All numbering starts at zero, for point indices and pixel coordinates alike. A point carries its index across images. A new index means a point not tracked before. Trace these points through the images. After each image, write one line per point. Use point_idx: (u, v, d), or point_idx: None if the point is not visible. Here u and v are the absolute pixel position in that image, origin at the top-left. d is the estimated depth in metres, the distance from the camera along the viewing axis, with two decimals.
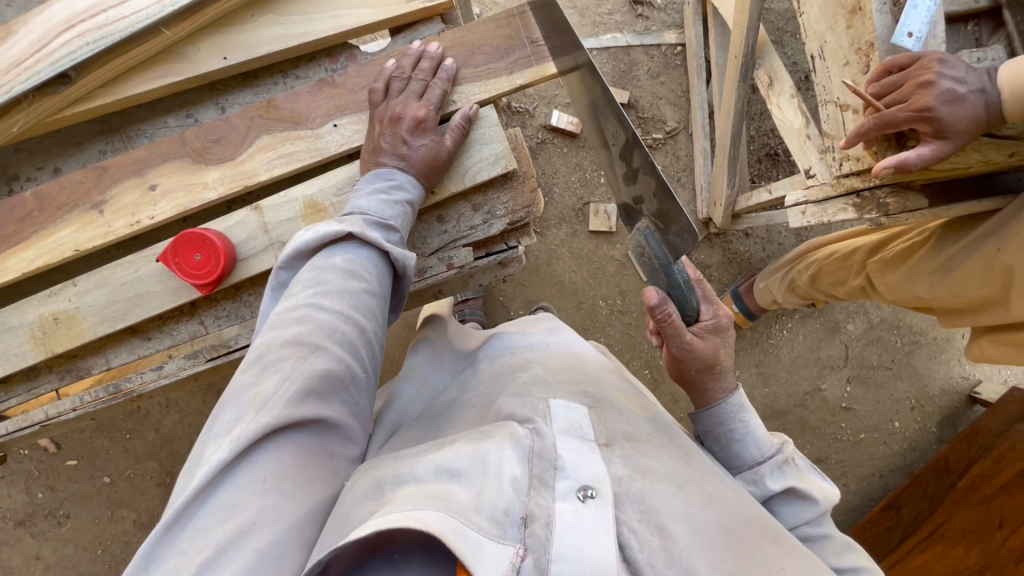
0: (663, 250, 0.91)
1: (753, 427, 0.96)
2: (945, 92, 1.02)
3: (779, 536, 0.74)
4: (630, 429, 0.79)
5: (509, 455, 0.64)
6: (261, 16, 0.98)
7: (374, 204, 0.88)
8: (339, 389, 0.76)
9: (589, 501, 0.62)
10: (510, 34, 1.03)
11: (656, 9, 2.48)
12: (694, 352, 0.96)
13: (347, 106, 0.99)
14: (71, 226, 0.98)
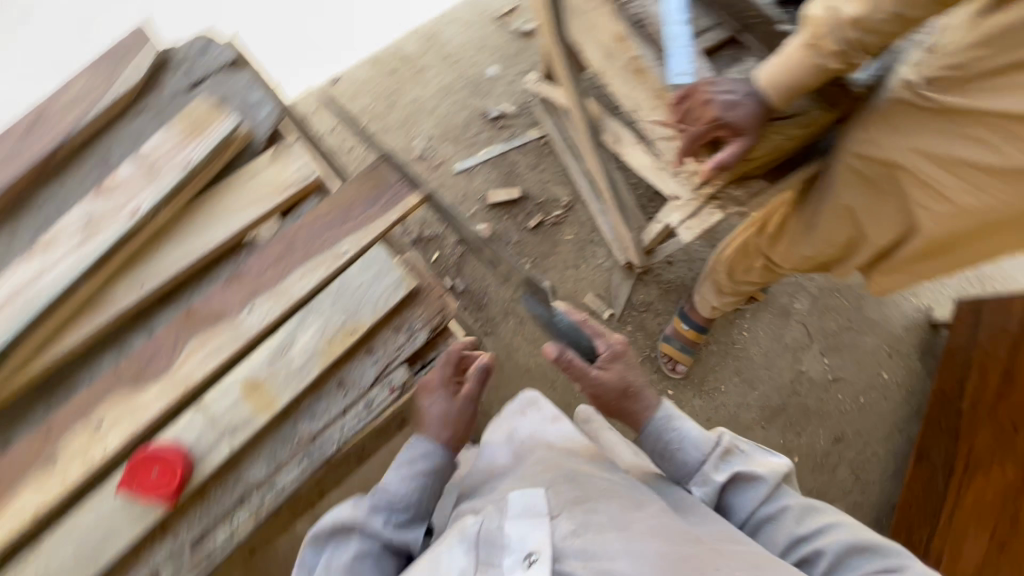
0: (542, 306, 1.01)
1: (687, 430, 0.96)
2: (723, 102, 1.27)
3: (753, 557, 0.71)
4: (584, 492, 0.85)
5: (456, 553, 0.78)
6: (163, 244, 1.10)
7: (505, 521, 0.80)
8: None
9: (530, 567, 0.72)
10: (374, 183, 1.17)
11: (514, 117, 2.88)
12: (602, 384, 1.00)
13: (256, 289, 1.11)
14: (29, 489, 1.02)
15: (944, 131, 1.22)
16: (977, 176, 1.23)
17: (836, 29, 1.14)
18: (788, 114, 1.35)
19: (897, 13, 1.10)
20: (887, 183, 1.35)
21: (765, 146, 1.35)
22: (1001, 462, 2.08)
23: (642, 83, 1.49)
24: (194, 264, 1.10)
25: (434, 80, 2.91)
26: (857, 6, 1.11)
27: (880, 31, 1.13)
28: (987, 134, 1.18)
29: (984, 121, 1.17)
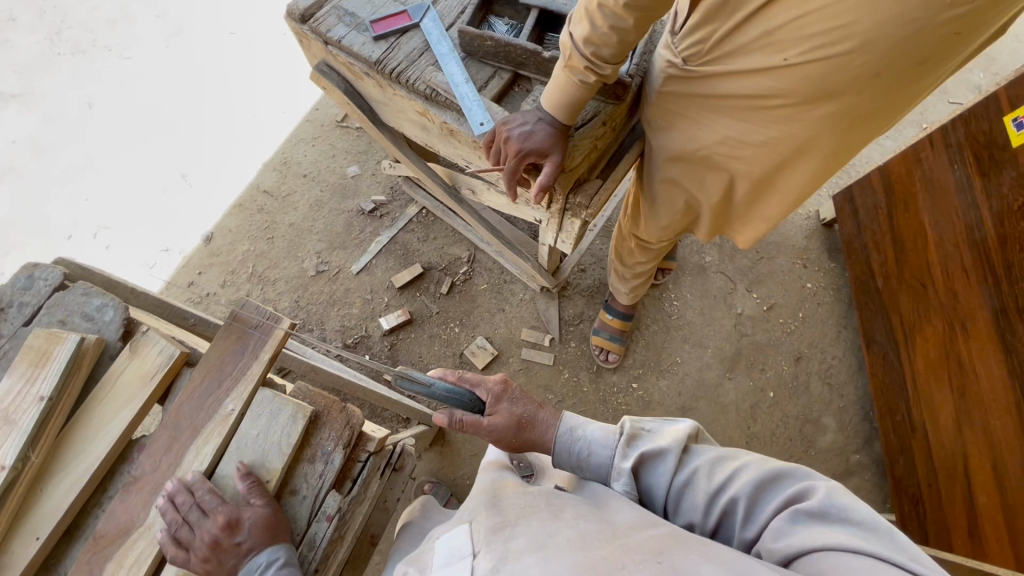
0: (417, 383, 1.10)
1: (591, 435, 1.05)
2: (521, 134, 1.39)
3: (664, 547, 0.72)
4: (502, 519, 0.86)
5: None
6: (48, 482, 1.08)
7: None
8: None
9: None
10: (238, 335, 1.19)
11: (389, 203, 2.99)
12: (498, 429, 1.10)
13: (157, 484, 1.10)
14: None
15: (704, 95, 1.29)
16: (746, 119, 1.28)
17: (576, 49, 1.30)
18: (585, 123, 1.51)
19: (615, 25, 1.26)
20: (687, 148, 1.42)
21: (576, 154, 1.48)
22: (929, 317, 2.17)
23: (460, 141, 1.62)
24: (88, 486, 1.09)
25: (303, 199, 3.00)
26: (584, 27, 1.29)
27: (610, 41, 1.29)
28: (735, 90, 1.23)
29: (730, 80, 1.22)
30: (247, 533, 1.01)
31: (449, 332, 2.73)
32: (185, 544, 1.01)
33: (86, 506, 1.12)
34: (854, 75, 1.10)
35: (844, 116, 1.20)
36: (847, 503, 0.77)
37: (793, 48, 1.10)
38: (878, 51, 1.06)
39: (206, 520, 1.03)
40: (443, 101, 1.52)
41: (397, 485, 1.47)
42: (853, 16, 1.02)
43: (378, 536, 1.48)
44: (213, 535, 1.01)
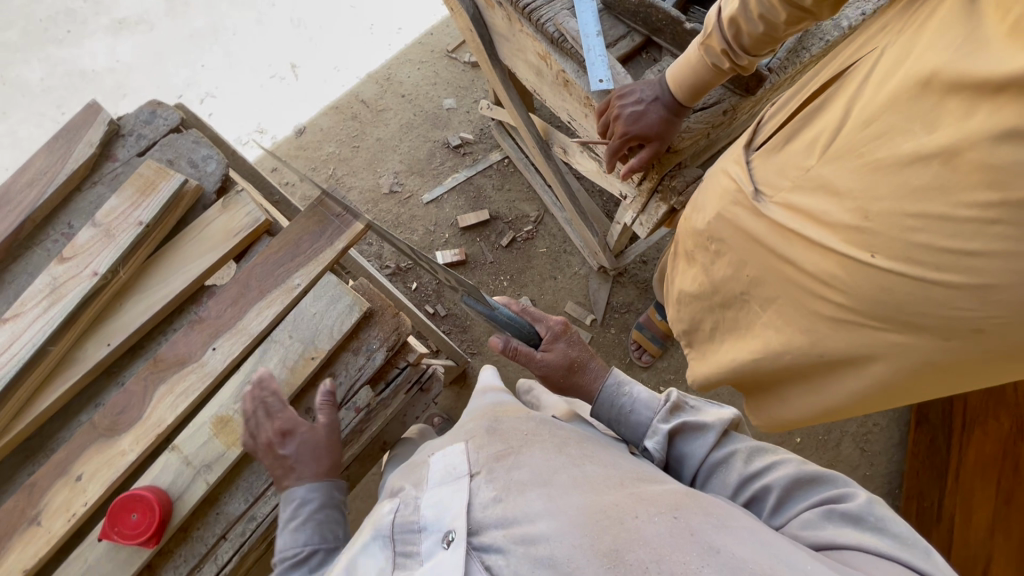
0: (483, 304, 1.12)
1: (637, 393, 1.06)
2: (631, 114, 1.37)
3: (680, 509, 0.66)
4: (503, 446, 0.80)
5: (374, 548, 0.73)
6: (127, 300, 1.18)
7: (401, 511, 0.75)
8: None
9: (448, 547, 0.67)
10: (319, 218, 1.24)
11: (475, 143, 2.99)
12: (549, 365, 1.12)
13: (216, 331, 1.18)
14: (17, 550, 1.06)
15: (763, 242, 1.07)
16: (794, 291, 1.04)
17: (719, 28, 1.22)
18: (708, 105, 1.47)
19: (765, 14, 1.15)
20: (731, 283, 1.20)
21: (687, 135, 1.45)
22: (997, 412, 2.02)
23: (572, 94, 1.60)
24: (158, 314, 1.19)
25: (394, 119, 3.04)
26: (733, 5, 1.19)
27: (754, 29, 1.18)
28: (799, 261, 1.00)
29: (793, 245, 1.00)
30: (299, 451, 1.08)
31: (496, 285, 2.75)
32: (251, 436, 1.08)
33: (152, 332, 1.22)
34: (948, 318, 0.84)
35: (913, 359, 0.92)
36: (886, 514, 0.76)
37: (889, 251, 0.86)
38: (993, 306, 0.80)
39: (270, 423, 1.09)
40: (568, 49, 1.49)
41: (419, 407, 1.54)
42: (994, 244, 0.76)
43: (389, 444, 1.54)
44: (272, 440, 1.07)
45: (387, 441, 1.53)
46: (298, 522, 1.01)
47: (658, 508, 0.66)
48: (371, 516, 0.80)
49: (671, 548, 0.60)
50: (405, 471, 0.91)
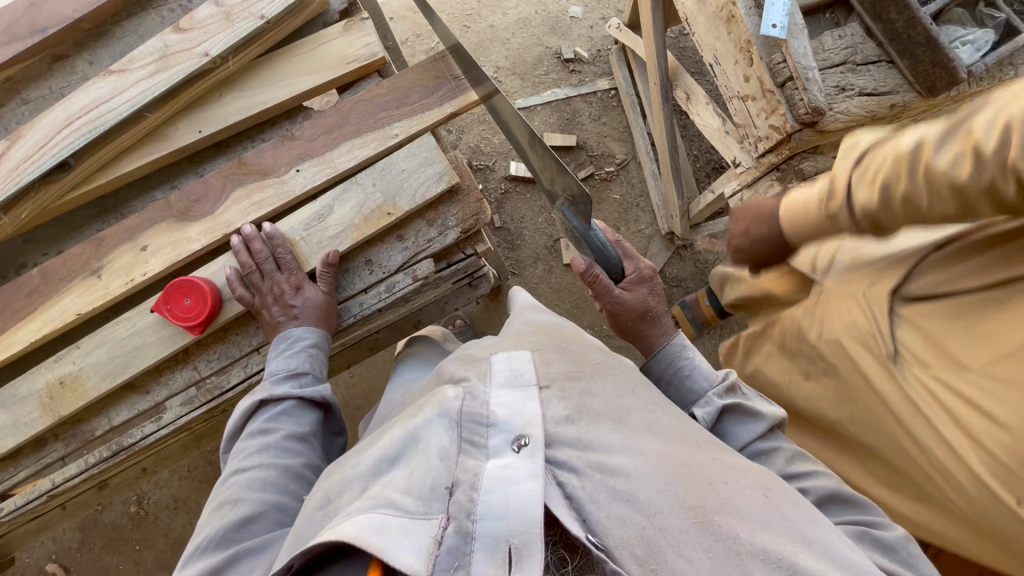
0: (580, 220, 1.12)
1: (699, 362, 1.07)
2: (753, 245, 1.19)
3: (747, 482, 0.70)
4: (574, 369, 0.77)
5: (437, 427, 0.66)
6: (228, 93, 1.15)
7: (472, 399, 0.68)
8: (265, 521, 0.82)
9: (520, 451, 0.63)
10: (435, 75, 1.18)
11: (587, 63, 2.78)
12: (624, 304, 1.15)
13: (305, 154, 1.15)
14: (73, 294, 1.10)
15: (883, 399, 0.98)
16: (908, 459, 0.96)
17: None
18: (875, 91, 1.28)
19: None
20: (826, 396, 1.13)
21: (840, 118, 1.27)
22: None
23: (731, 33, 1.43)
24: (253, 118, 1.15)
25: (514, 10, 2.82)
26: None
27: None
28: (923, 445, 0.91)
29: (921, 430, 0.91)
30: (303, 304, 1.07)
31: None
32: (251, 287, 1.09)
33: (241, 134, 1.19)
34: None
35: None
36: (916, 552, 0.75)
37: None
38: None
39: (280, 275, 1.09)
40: None
41: (460, 301, 1.50)
42: None
43: (422, 324, 1.52)
44: (280, 289, 1.08)
45: (422, 320, 1.49)
46: (292, 352, 1.05)
47: (744, 483, 0.69)
48: (423, 402, 0.72)
49: (749, 521, 0.62)
50: (455, 360, 0.83)
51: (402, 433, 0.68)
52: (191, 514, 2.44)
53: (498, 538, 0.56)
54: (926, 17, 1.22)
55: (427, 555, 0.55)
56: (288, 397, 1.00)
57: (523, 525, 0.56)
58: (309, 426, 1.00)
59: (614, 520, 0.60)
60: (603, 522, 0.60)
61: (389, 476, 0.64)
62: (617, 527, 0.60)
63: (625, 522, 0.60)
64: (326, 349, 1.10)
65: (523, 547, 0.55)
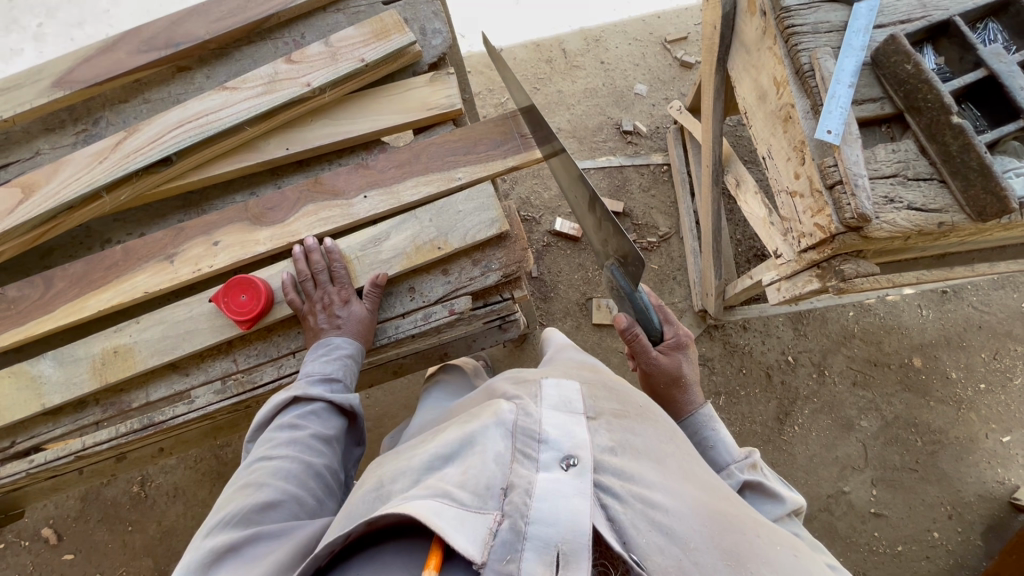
0: (627, 281, 1.17)
1: (722, 435, 1.18)
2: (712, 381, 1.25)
3: (769, 536, 0.76)
4: (617, 407, 0.85)
5: (494, 434, 0.74)
6: (319, 120, 1.28)
7: (525, 418, 0.76)
8: (283, 511, 0.86)
9: (569, 470, 0.69)
10: (504, 131, 1.29)
11: (644, 138, 2.90)
12: (660, 366, 1.21)
13: (375, 182, 1.25)
14: (146, 273, 1.20)
15: None
16: None
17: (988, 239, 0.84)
18: (927, 209, 1.32)
19: None
20: None
21: (886, 228, 1.30)
22: None
23: (786, 132, 1.50)
24: (336, 145, 1.28)
25: (583, 79, 3.00)
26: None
27: None
28: None
29: None
30: (347, 317, 1.15)
31: (595, 274, 2.66)
32: (303, 294, 1.17)
33: (322, 156, 1.32)
34: None
35: None
36: None
37: None
38: None
39: (332, 287, 1.17)
40: (810, 86, 1.40)
41: (488, 340, 1.55)
42: None
43: (447, 357, 1.56)
44: (330, 299, 1.16)
45: (448, 353, 1.54)
46: (328, 359, 1.11)
47: (775, 540, 0.76)
48: (477, 412, 0.80)
49: (780, 571, 0.69)
50: (505, 379, 0.92)
51: (460, 437, 0.76)
52: (187, 506, 2.47)
53: (548, 543, 0.63)
54: (981, 144, 1.25)
55: (483, 544, 0.64)
56: (319, 399, 1.05)
57: (572, 535, 0.63)
58: (334, 430, 1.05)
59: (654, 547, 0.67)
60: (643, 547, 0.67)
61: (442, 472, 0.72)
62: (655, 553, 0.66)
63: (663, 550, 0.67)
64: (360, 360, 1.16)
65: (570, 555, 0.62)
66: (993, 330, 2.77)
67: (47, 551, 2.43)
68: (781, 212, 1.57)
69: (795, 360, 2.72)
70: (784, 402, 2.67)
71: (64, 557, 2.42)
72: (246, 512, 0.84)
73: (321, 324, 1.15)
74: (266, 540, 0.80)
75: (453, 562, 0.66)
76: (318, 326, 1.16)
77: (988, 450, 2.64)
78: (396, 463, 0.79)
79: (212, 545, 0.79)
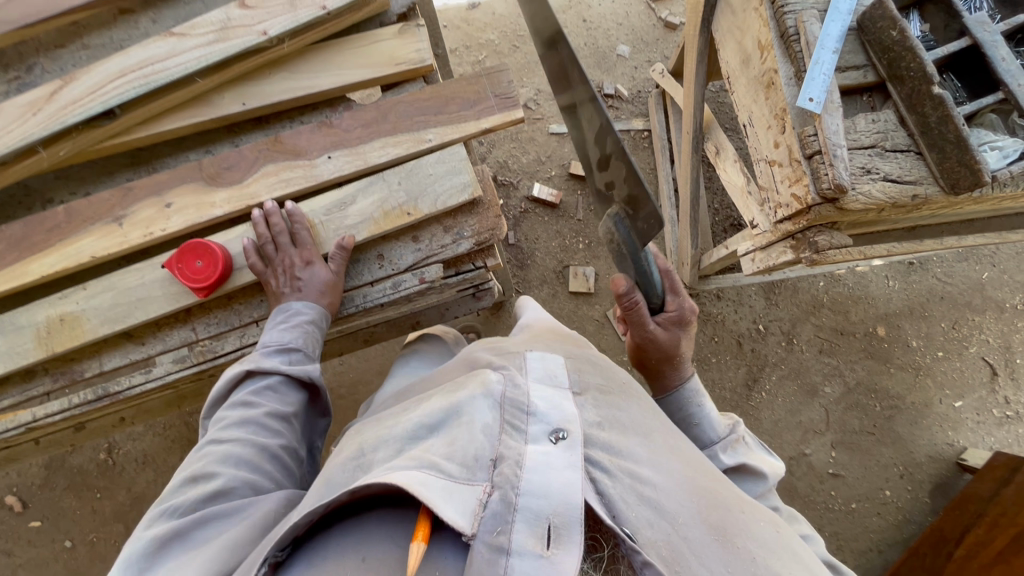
0: (634, 240, 1.01)
1: (707, 411, 1.19)
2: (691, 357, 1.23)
3: (751, 512, 0.77)
4: (603, 383, 0.85)
5: (483, 405, 0.73)
6: (278, 73, 1.19)
7: (511, 390, 0.75)
8: (236, 494, 0.84)
9: (557, 443, 0.69)
10: (477, 90, 1.21)
11: (625, 102, 2.83)
12: (653, 341, 1.16)
13: (340, 142, 1.18)
14: (92, 236, 1.12)
15: None
16: None
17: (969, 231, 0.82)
18: (903, 180, 1.31)
19: None
20: None
21: (862, 199, 1.30)
22: None
23: (768, 99, 1.46)
24: (298, 101, 1.19)
25: None
26: None
27: None
28: None
29: None
30: (308, 281, 1.09)
31: (572, 241, 2.64)
32: (264, 257, 1.11)
33: (283, 113, 1.24)
34: None
35: None
36: None
37: None
38: None
39: (293, 249, 1.11)
40: (794, 51, 1.37)
41: (461, 308, 1.52)
42: None
43: (420, 325, 1.54)
44: (289, 261, 1.10)
45: (420, 321, 1.51)
46: (288, 326, 1.07)
47: (758, 516, 0.77)
48: (461, 383, 0.79)
49: (763, 545, 0.70)
50: (487, 350, 0.92)
51: (442, 410, 0.75)
52: (158, 472, 2.44)
53: (540, 515, 0.61)
54: (960, 116, 1.23)
55: (472, 516, 0.61)
56: (276, 372, 1.01)
57: (564, 508, 0.62)
58: (293, 406, 1.02)
59: (643, 520, 0.66)
60: (633, 521, 0.66)
61: (423, 444, 0.72)
62: (645, 527, 0.65)
63: (652, 524, 0.66)
64: (323, 327, 1.11)
65: (563, 528, 0.61)
66: (954, 301, 2.87)
67: (13, 519, 2.39)
68: (760, 181, 1.55)
69: (766, 328, 2.77)
70: (753, 369, 2.74)
71: (31, 524, 2.39)
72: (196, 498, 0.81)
73: (283, 288, 1.11)
74: (214, 528, 0.77)
75: (442, 534, 0.65)
76: (280, 290, 1.11)
77: (940, 414, 2.77)
78: (359, 444, 0.77)
79: (159, 532, 0.76)
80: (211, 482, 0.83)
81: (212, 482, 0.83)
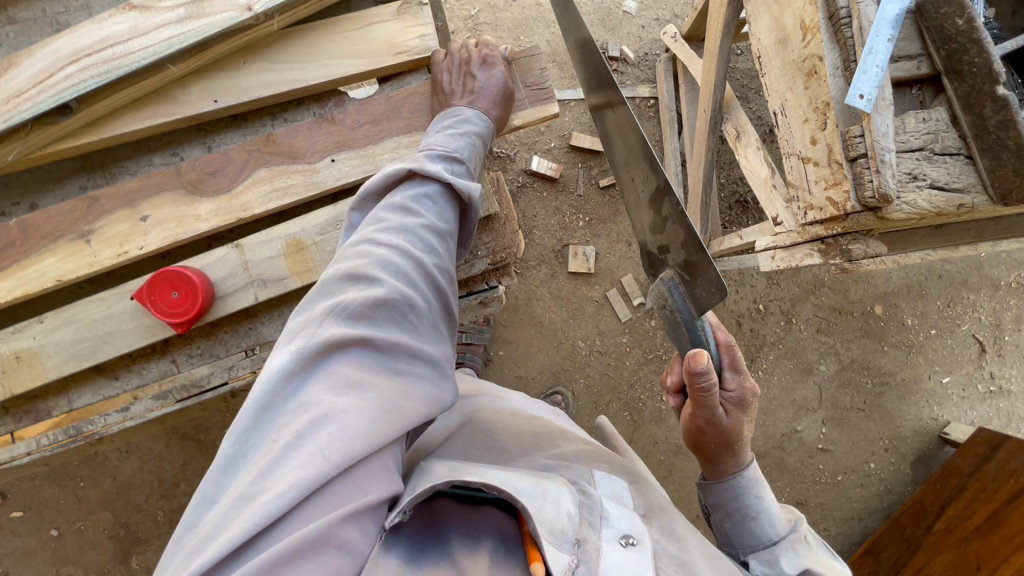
0: (688, 307, 1.01)
1: (766, 503, 1.03)
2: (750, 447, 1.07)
3: None
4: (664, 503, 0.87)
5: (567, 494, 0.75)
6: (254, 63, 1.01)
7: (588, 491, 0.79)
8: (393, 310, 0.77)
9: (630, 546, 0.71)
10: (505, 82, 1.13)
11: (630, 65, 2.61)
12: (716, 425, 1.01)
13: (344, 142, 1.02)
14: (53, 256, 0.97)
15: None
16: None
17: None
18: (949, 189, 1.21)
19: None
20: None
21: (906, 209, 1.19)
22: None
23: (807, 89, 1.32)
24: (279, 97, 1.02)
25: None
26: None
27: None
28: None
29: None
30: (483, 88, 1.04)
31: (572, 219, 2.49)
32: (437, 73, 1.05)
33: (262, 108, 1.06)
34: None
35: None
36: None
37: None
38: None
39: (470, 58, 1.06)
40: (844, 37, 1.22)
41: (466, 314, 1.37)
42: None
43: None
44: (466, 58, 1.05)
45: None
46: (455, 132, 0.97)
47: None
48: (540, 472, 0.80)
49: None
50: (544, 447, 0.95)
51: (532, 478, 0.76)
52: (141, 460, 2.33)
53: None
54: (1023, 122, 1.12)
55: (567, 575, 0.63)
56: (437, 178, 0.91)
57: None
58: (449, 225, 0.91)
59: None
60: None
61: (519, 484, 0.72)
62: None
63: None
64: (484, 145, 1.03)
65: None
66: (951, 279, 2.85)
67: None
68: (789, 177, 1.43)
69: (765, 308, 2.74)
70: (751, 349, 2.73)
71: (12, 515, 2.30)
72: (354, 301, 0.75)
73: (451, 92, 1.03)
74: (364, 356, 0.73)
75: None
76: (446, 95, 1.04)
77: (928, 390, 2.82)
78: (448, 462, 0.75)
79: (320, 331, 0.72)
80: (370, 291, 0.76)
81: (371, 291, 0.76)
